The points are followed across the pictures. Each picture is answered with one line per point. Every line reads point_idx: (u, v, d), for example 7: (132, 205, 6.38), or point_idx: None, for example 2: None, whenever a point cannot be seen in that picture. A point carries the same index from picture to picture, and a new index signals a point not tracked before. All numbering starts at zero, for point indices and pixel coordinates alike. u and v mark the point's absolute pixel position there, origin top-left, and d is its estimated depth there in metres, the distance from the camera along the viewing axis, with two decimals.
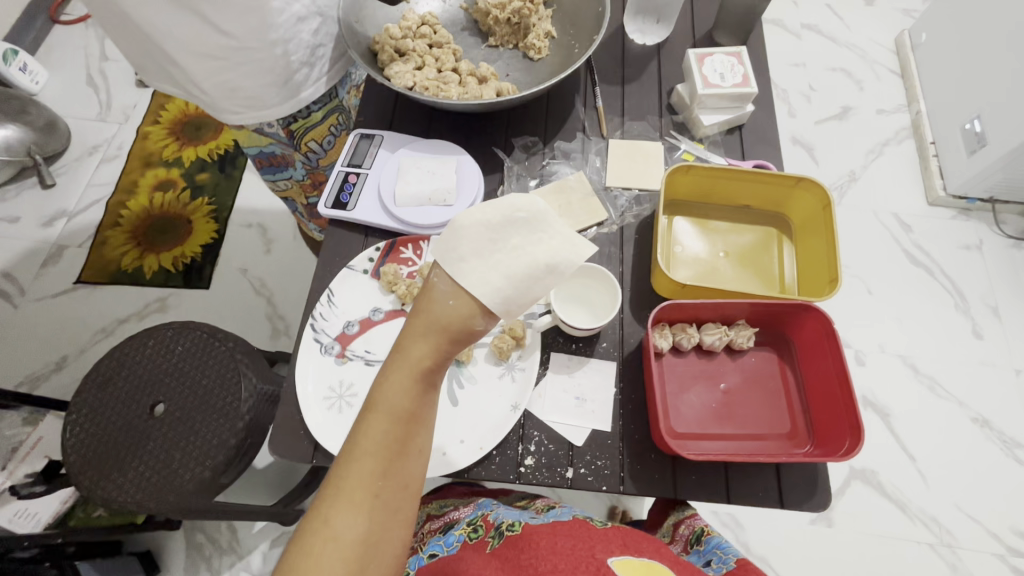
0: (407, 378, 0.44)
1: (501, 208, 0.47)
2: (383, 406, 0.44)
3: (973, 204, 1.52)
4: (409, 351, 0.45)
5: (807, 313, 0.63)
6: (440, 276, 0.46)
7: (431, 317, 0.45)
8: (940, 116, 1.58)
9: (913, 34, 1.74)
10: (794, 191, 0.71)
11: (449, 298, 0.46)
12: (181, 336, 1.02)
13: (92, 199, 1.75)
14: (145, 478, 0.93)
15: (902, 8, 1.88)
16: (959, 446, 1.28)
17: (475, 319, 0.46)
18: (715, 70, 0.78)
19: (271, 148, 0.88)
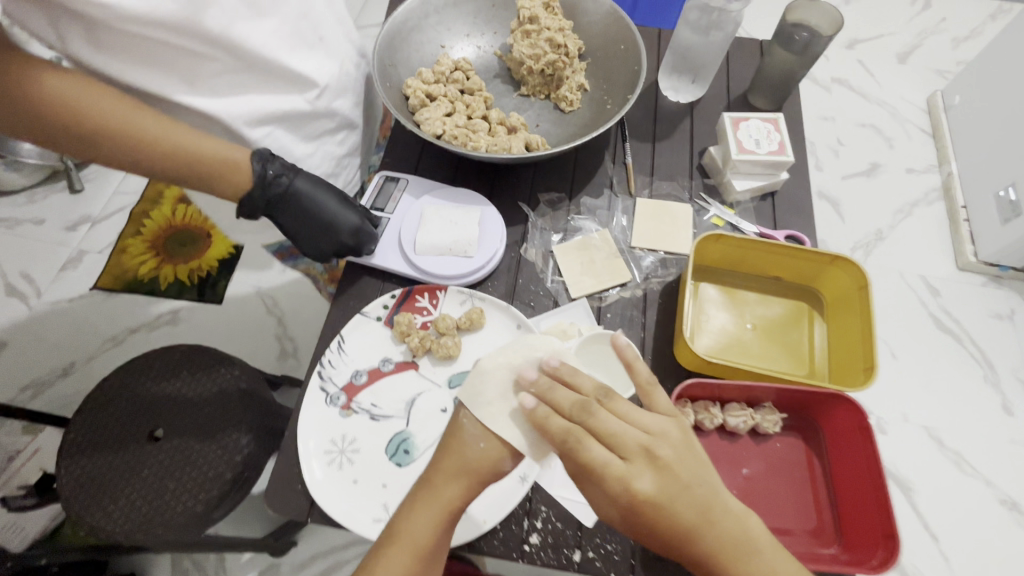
0: (435, 515, 0.50)
1: (523, 352, 0.58)
2: (408, 538, 0.49)
3: (1005, 272, 1.47)
4: (443, 492, 0.51)
5: (839, 403, 0.59)
6: (469, 417, 0.54)
7: (463, 459, 0.52)
8: (973, 181, 1.54)
9: (946, 95, 1.72)
10: (829, 269, 0.68)
11: (481, 442, 0.53)
12: (189, 360, 1.02)
13: (116, 207, 1.78)
14: (136, 507, 0.90)
15: (936, 69, 1.87)
16: (984, 531, 1.20)
17: (502, 460, 0.52)
18: (750, 136, 0.76)
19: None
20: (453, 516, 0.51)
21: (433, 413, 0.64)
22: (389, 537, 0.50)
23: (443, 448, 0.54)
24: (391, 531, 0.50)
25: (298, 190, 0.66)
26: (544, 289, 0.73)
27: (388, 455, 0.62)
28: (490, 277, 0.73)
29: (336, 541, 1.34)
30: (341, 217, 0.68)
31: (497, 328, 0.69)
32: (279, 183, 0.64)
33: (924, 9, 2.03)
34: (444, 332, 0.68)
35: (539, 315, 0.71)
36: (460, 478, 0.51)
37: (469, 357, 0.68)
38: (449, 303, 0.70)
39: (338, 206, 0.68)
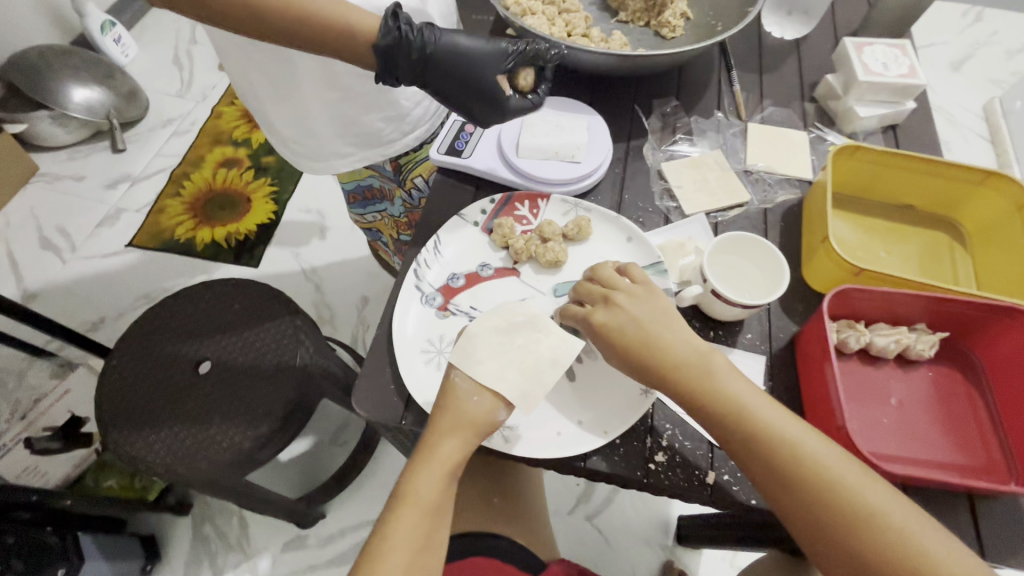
0: (438, 474, 0.48)
1: (504, 314, 0.52)
2: (412, 501, 0.47)
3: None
4: (437, 448, 0.48)
5: (1010, 322, 0.52)
6: (460, 374, 0.50)
7: (457, 415, 0.49)
8: None
9: (1005, 100, 1.57)
10: (977, 191, 0.62)
11: (473, 396, 0.49)
12: (240, 294, 0.95)
13: (157, 168, 1.73)
14: (178, 439, 0.82)
15: (991, 78, 1.68)
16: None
17: (497, 412, 0.49)
18: (876, 60, 0.70)
19: (369, 180, 0.83)
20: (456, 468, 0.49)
21: None
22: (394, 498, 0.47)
23: (436, 405, 0.50)
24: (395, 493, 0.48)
25: (441, 42, 0.55)
26: (653, 207, 0.67)
27: None
28: (593, 191, 0.68)
29: (367, 516, 1.22)
30: (489, 66, 0.57)
31: (605, 240, 0.63)
32: (419, 36, 0.54)
33: (976, 20, 1.80)
34: (549, 238, 0.62)
35: (650, 231, 0.64)
36: (455, 433, 0.48)
37: (576, 266, 0.62)
38: (552, 211, 0.64)
39: (485, 51, 0.57)
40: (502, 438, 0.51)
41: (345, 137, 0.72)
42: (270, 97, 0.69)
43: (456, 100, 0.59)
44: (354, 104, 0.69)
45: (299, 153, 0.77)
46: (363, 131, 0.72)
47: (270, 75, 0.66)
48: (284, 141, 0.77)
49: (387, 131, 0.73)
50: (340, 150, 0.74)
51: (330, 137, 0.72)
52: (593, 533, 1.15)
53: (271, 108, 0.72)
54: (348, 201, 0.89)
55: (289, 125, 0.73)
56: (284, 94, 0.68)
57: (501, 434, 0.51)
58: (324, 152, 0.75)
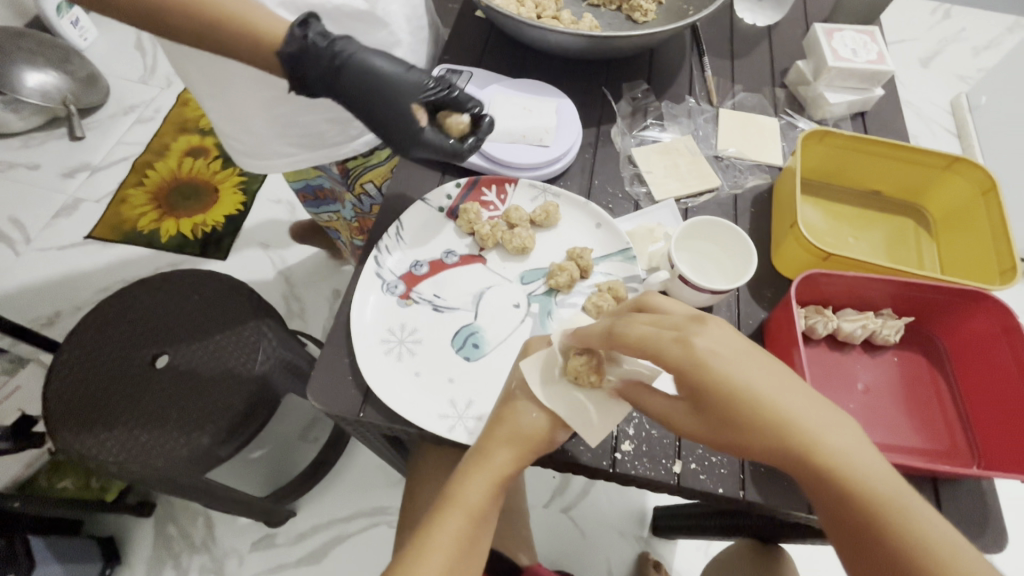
0: (489, 483, 0.45)
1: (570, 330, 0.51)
2: (460, 503, 0.45)
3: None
4: (491, 459, 0.46)
5: (974, 306, 0.52)
6: (523, 390, 0.48)
7: (516, 430, 0.46)
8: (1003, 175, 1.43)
9: (971, 96, 1.59)
10: (943, 177, 0.62)
11: (533, 411, 0.47)
12: (199, 285, 0.91)
13: (119, 156, 1.66)
14: (133, 438, 0.78)
15: (958, 74, 1.71)
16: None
17: (557, 433, 0.47)
18: (846, 45, 0.70)
19: (318, 180, 0.79)
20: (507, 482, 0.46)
21: (505, 308, 0.56)
22: (442, 499, 0.45)
23: (493, 413, 0.48)
24: (443, 494, 0.46)
25: (356, 58, 0.52)
26: (623, 193, 0.65)
27: (456, 348, 0.53)
28: (563, 176, 0.66)
29: (339, 513, 1.19)
30: (408, 87, 0.55)
31: (573, 226, 0.61)
32: (333, 46, 0.51)
33: (943, 17, 1.83)
34: (516, 224, 0.60)
35: (620, 217, 0.63)
36: (511, 445, 0.45)
37: (543, 254, 0.60)
38: (520, 197, 0.62)
39: (405, 77, 0.55)
40: (464, 430, 0.49)
41: (285, 136, 0.67)
42: (206, 91, 0.64)
43: (371, 118, 0.55)
44: (294, 104, 0.64)
45: (240, 152, 0.71)
46: (304, 132, 0.67)
47: (204, 69, 0.61)
48: (226, 138, 0.71)
49: (331, 133, 0.68)
50: (279, 150, 0.69)
51: (272, 136, 0.67)
52: (569, 526, 1.14)
53: (211, 102, 0.66)
54: (300, 199, 0.85)
55: (226, 121, 0.68)
56: (219, 88, 0.63)
57: (463, 426, 0.49)
58: (260, 150, 0.69)
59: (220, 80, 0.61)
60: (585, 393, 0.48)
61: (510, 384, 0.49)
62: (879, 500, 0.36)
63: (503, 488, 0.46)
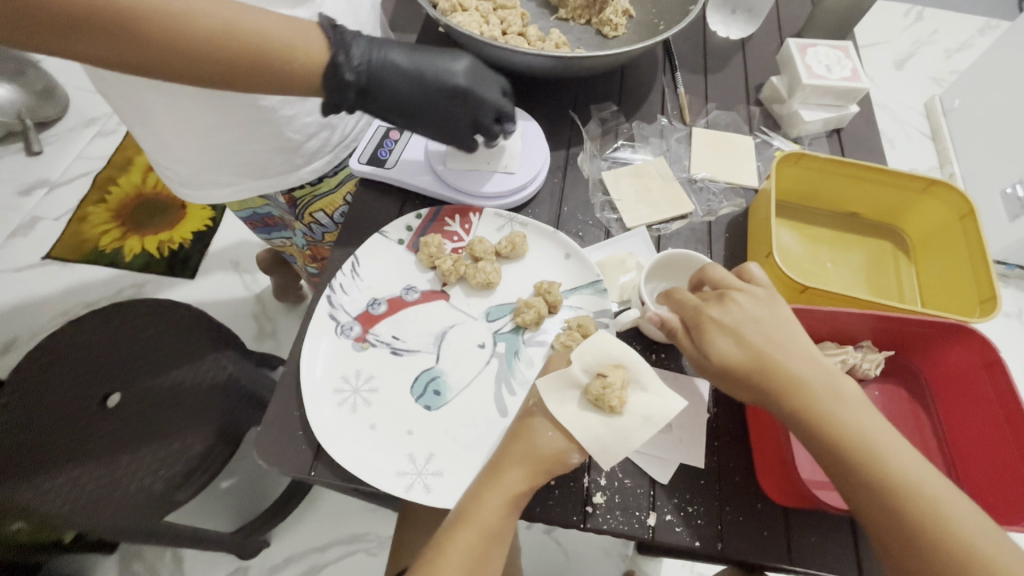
0: (501, 501, 0.43)
1: (597, 354, 0.47)
2: (471, 523, 0.43)
3: (1011, 270, 1.36)
4: (505, 478, 0.44)
5: (954, 338, 0.50)
6: (539, 408, 0.46)
7: (530, 450, 0.44)
8: (975, 179, 1.42)
9: (945, 98, 1.59)
10: (920, 199, 0.60)
11: (548, 431, 0.45)
12: (155, 316, 0.86)
13: (79, 171, 1.58)
14: (82, 485, 0.73)
15: (932, 76, 1.71)
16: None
17: (572, 455, 0.44)
18: (820, 61, 0.68)
19: (266, 209, 0.75)
20: (522, 499, 0.44)
21: (468, 349, 0.53)
22: (454, 514, 0.44)
23: (510, 430, 0.46)
24: (456, 508, 0.45)
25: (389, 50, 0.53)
26: (593, 219, 0.62)
27: (415, 396, 0.50)
28: (530, 203, 0.63)
29: (314, 542, 1.14)
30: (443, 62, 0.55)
31: (542, 257, 0.58)
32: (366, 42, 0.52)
33: (917, 20, 1.83)
34: (480, 257, 0.56)
35: (589, 246, 0.60)
36: (526, 467, 0.43)
37: (510, 288, 0.57)
38: (485, 227, 0.59)
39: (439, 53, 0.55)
40: (423, 488, 0.46)
41: (225, 167, 0.64)
42: (143, 119, 0.60)
43: (417, 88, 0.53)
44: (238, 132, 0.60)
45: (184, 180, 0.67)
46: (247, 162, 0.63)
47: (136, 97, 0.56)
48: (171, 168, 0.67)
49: (279, 162, 0.64)
50: (221, 180, 0.66)
51: (218, 165, 0.63)
52: (553, 548, 1.11)
53: (154, 131, 0.62)
54: (249, 226, 0.81)
55: (169, 149, 0.63)
56: (155, 116, 0.58)
57: (422, 484, 0.46)
58: (199, 180, 0.66)
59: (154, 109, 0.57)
60: (606, 423, 0.45)
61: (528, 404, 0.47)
62: (864, 448, 0.39)
63: (516, 508, 0.44)
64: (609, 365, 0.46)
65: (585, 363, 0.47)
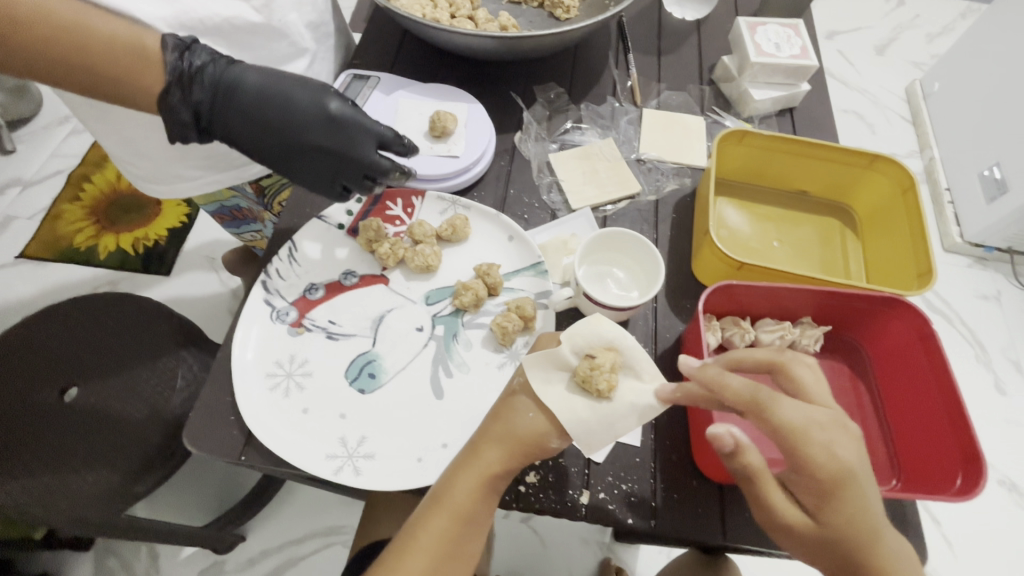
0: (474, 483, 0.42)
1: (589, 336, 0.45)
2: (445, 506, 0.42)
3: (990, 253, 1.34)
4: (481, 460, 0.42)
5: (890, 311, 0.50)
6: (522, 387, 0.45)
7: (508, 429, 0.43)
8: (954, 163, 1.40)
9: (925, 83, 1.57)
10: (864, 175, 0.60)
11: (528, 411, 0.43)
12: (112, 310, 0.85)
13: (53, 170, 1.57)
14: (35, 479, 0.71)
15: (912, 61, 1.70)
16: (999, 526, 1.03)
17: (552, 439, 0.43)
18: (769, 40, 0.68)
19: (234, 202, 0.73)
20: (501, 483, 0.43)
21: (406, 332, 0.52)
22: (429, 496, 0.43)
23: (491, 411, 0.45)
24: (432, 490, 0.44)
25: (247, 82, 0.47)
26: (540, 202, 0.62)
27: (350, 380, 0.49)
28: (477, 186, 0.63)
29: (290, 535, 1.14)
30: (314, 100, 0.49)
31: (483, 240, 0.58)
32: (218, 70, 0.46)
33: (898, 5, 1.82)
34: (420, 240, 0.56)
35: (534, 228, 0.60)
36: (503, 445, 0.42)
37: (450, 271, 0.56)
38: (428, 210, 0.59)
39: (308, 94, 0.49)
40: (353, 471, 0.45)
41: (184, 161, 0.62)
42: (85, 114, 0.58)
43: (273, 136, 0.49)
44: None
45: (136, 177, 0.66)
46: (205, 154, 0.62)
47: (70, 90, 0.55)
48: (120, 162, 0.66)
49: (234, 153, 0.63)
50: (185, 173, 0.64)
51: (166, 160, 0.62)
52: (529, 536, 1.10)
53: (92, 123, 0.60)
54: (218, 220, 0.79)
55: (115, 144, 0.62)
56: (95, 111, 0.57)
57: (352, 466, 0.45)
58: (162, 174, 0.64)
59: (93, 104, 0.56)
60: (593, 408, 0.42)
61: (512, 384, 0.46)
62: None
63: (491, 491, 0.43)
64: (599, 347, 0.44)
65: (575, 345, 0.45)
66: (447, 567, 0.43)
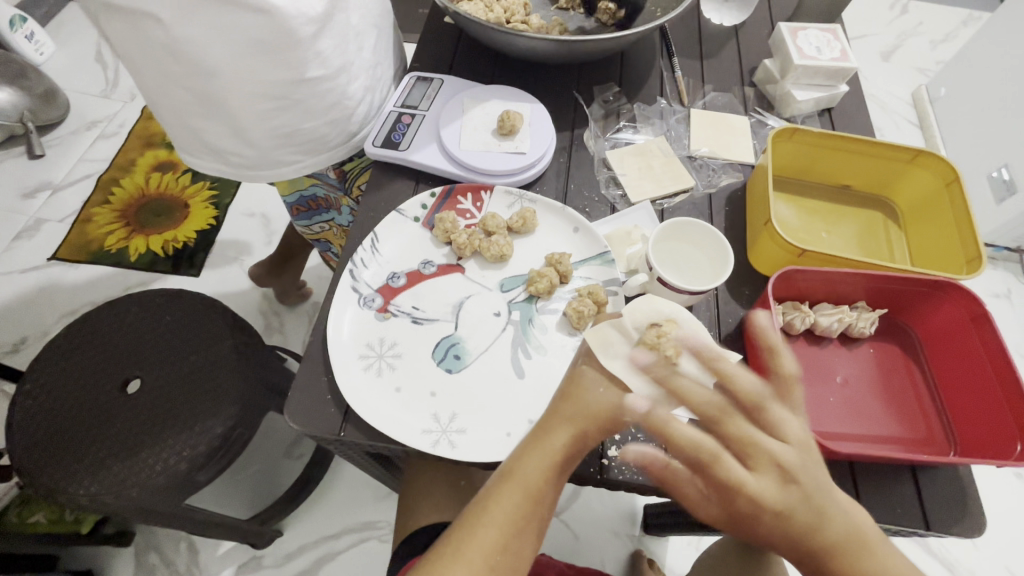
0: (547, 459, 0.44)
1: (646, 312, 0.49)
2: (516, 481, 0.44)
3: (999, 252, 1.39)
4: (553, 438, 0.45)
5: (943, 296, 0.53)
6: (590, 365, 0.48)
7: (580, 405, 0.46)
8: (962, 166, 1.45)
9: (931, 88, 1.62)
10: (907, 169, 0.63)
11: (599, 387, 0.46)
12: (172, 305, 0.88)
13: (83, 174, 1.51)
14: (105, 467, 0.75)
15: (917, 67, 1.75)
16: None
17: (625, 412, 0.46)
18: (810, 44, 0.71)
19: (313, 189, 0.78)
20: (570, 458, 0.45)
21: (485, 317, 0.55)
22: (500, 472, 0.45)
23: (558, 393, 0.48)
24: (502, 467, 0.45)
25: None
26: (599, 195, 0.65)
27: (437, 360, 0.52)
28: (538, 181, 0.66)
29: (328, 529, 1.11)
30: None
31: (551, 231, 0.61)
32: None
33: (902, 13, 1.88)
34: (493, 231, 0.59)
35: (597, 221, 0.63)
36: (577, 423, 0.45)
37: (522, 260, 0.59)
38: (496, 204, 0.62)
39: None
40: (448, 444, 0.48)
41: (289, 145, 0.66)
42: (187, 110, 0.61)
43: None
44: (291, 112, 0.62)
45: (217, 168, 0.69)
46: (307, 139, 0.66)
47: (192, 87, 0.58)
48: (219, 152, 0.67)
49: (331, 136, 0.67)
50: (285, 159, 0.68)
51: (271, 147, 0.65)
52: (561, 530, 1.10)
53: (183, 116, 0.63)
54: (291, 212, 0.84)
55: (222, 137, 0.64)
56: (210, 106, 0.60)
57: (447, 440, 0.49)
58: (266, 161, 0.67)
59: (213, 99, 0.59)
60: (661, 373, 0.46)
61: (578, 362, 0.49)
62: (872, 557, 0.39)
63: (564, 468, 0.45)
64: (661, 319, 0.49)
65: (636, 321, 0.49)
66: (517, 543, 0.43)
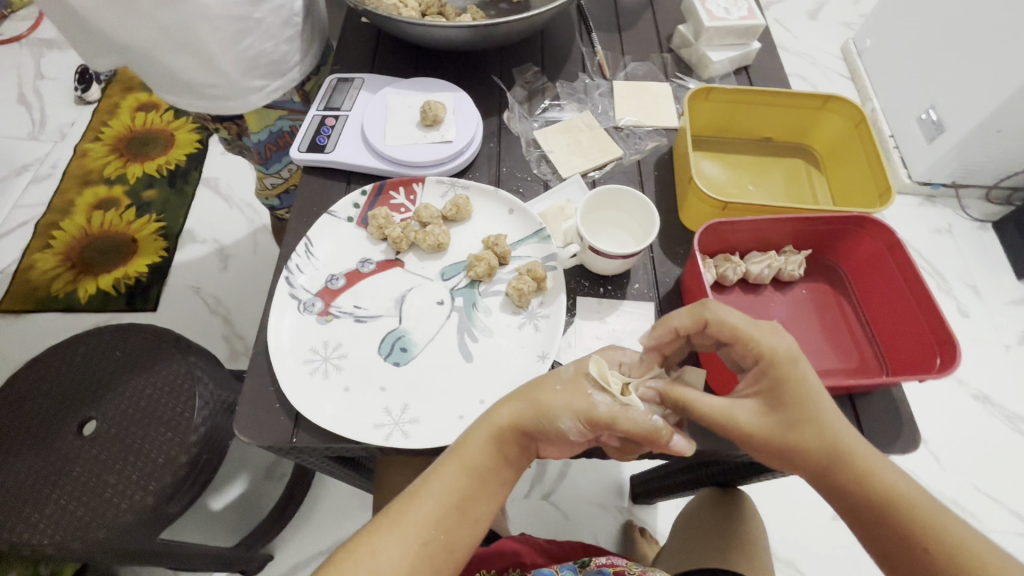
0: (485, 434, 0.46)
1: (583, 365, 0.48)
2: (461, 456, 0.46)
3: (937, 190, 1.44)
4: (499, 414, 0.46)
5: (862, 231, 0.56)
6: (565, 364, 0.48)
7: (535, 391, 0.46)
8: (893, 111, 1.50)
9: (857, 40, 1.67)
10: (820, 115, 0.66)
11: (558, 384, 0.46)
12: (120, 341, 0.85)
13: (19, 221, 1.45)
14: (68, 511, 0.73)
15: (843, 22, 1.81)
16: (981, 433, 1.10)
17: (564, 420, 0.45)
18: (719, 5, 0.73)
19: (280, 123, 0.77)
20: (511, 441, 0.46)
21: (428, 308, 0.56)
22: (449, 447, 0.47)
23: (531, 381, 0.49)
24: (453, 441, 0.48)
25: None
26: (532, 174, 0.66)
27: (383, 355, 0.52)
28: (470, 169, 0.66)
29: (318, 546, 1.09)
30: None
31: (486, 216, 0.61)
32: None
33: None
34: (428, 222, 0.59)
35: (531, 200, 0.64)
36: (522, 402, 0.46)
37: (460, 247, 0.60)
38: (429, 194, 0.62)
39: None
40: (401, 435, 0.49)
41: (255, 69, 0.65)
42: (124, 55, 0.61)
43: None
44: (256, 35, 0.62)
45: None
46: (271, 60, 0.66)
47: (162, 19, 0.56)
48: (192, 89, 0.65)
49: (283, 64, 0.68)
50: (254, 86, 0.67)
51: (241, 76, 0.65)
52: (551, 511, 1.11)
53: None
54: (262, 158, 0.80)
55: (196, 72, 0.63)
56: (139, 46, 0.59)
57: (400, 431, 0.49)
58: (238, 91, 0.66)
59: (180, 28, 0.57)
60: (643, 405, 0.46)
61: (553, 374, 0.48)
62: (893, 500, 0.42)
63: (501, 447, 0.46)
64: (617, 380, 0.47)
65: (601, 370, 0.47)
66: (455, 527, 0.45)
